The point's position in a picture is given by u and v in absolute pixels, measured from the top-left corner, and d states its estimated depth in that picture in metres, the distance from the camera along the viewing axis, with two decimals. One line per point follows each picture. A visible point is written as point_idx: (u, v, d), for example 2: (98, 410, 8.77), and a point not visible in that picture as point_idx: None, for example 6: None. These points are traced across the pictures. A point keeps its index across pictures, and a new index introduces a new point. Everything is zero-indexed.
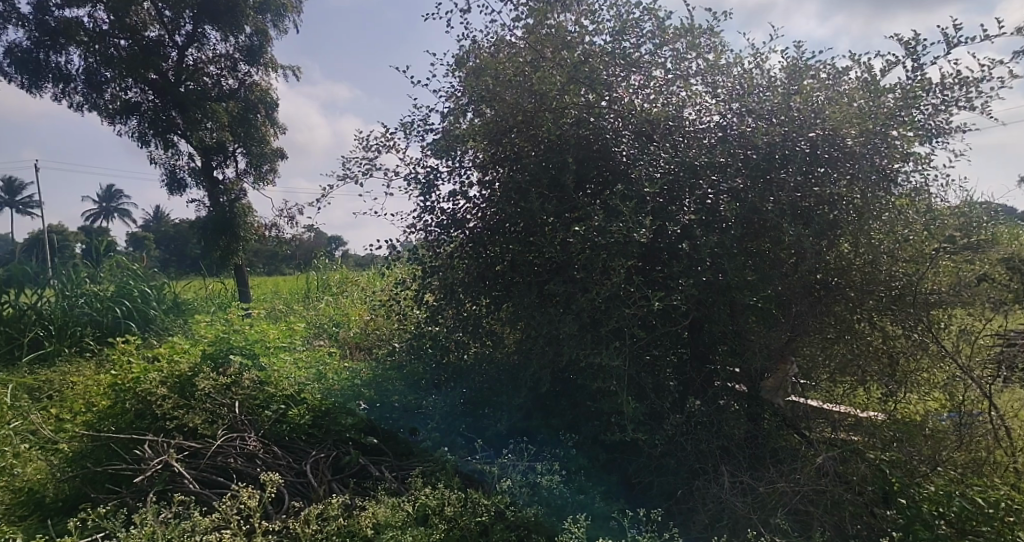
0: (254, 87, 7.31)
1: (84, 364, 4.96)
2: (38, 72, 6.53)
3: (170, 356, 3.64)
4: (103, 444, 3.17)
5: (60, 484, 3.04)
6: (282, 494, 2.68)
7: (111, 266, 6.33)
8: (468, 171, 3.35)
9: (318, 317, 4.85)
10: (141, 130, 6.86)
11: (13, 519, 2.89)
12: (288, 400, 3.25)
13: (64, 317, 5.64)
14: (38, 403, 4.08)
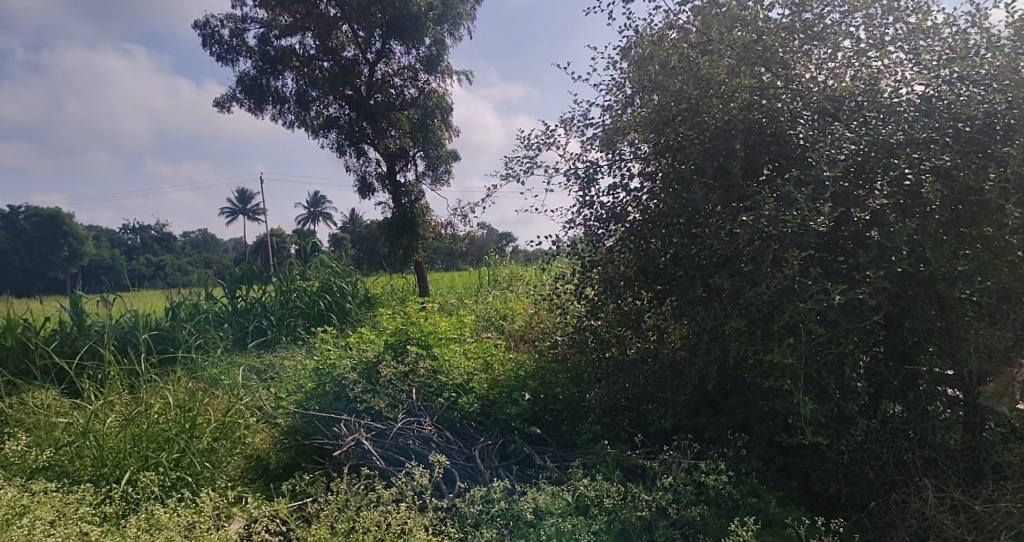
0: (433, 94, 7.83)
1: (296, 350, 5.71)
2: (261, 96, 7.54)
3: (360, 345, 4.08)
4: (309, 420, 3.60)
5: (280, 453, 3.57)
6: (453, 475, 2.92)
7: (317, 265, 7.36)
8: (628, 163, 3.27)
9: (486, 311, 5.09)
10: (339, 141, 7.66)
11: (247, 481, 3.42)
12: (459, 388, 3.51)
13: (283, 310, 6.54)
14: (264, 382, 4.80)
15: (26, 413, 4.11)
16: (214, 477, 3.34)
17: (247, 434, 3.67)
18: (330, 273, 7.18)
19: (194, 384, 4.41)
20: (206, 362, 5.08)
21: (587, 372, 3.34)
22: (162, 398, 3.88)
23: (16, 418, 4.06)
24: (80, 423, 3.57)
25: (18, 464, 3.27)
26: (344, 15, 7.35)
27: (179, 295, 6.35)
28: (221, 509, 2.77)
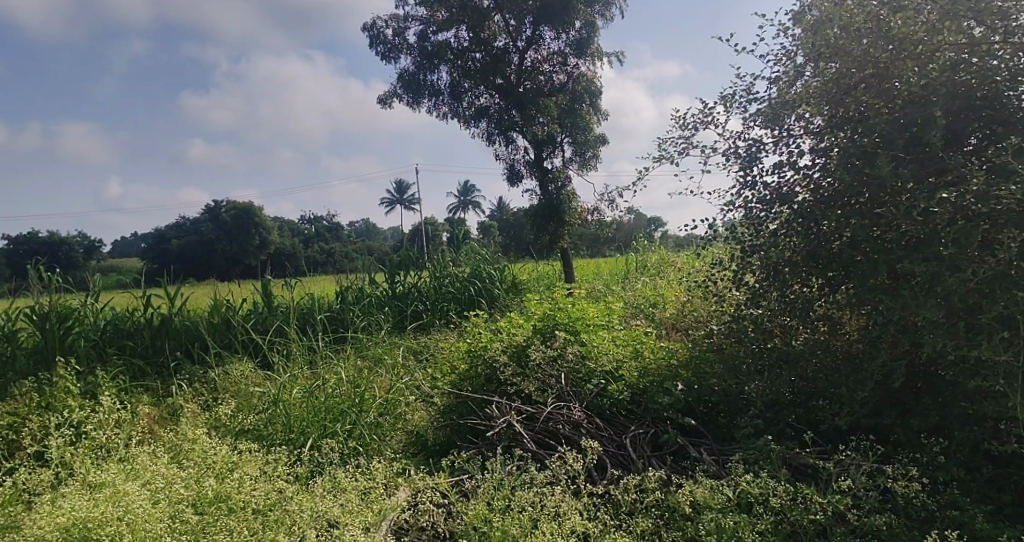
0: (581, 78, 7.79)
1: (450, 333, 5.96)
2: (418, 90, 7.91)
3: (510, 329, 4.17)
4: (463, 401, 3.82)
5: (437, 430, 3.74)
6: (604, 462, 2.88)
7: (468, 252, 7.62)
8: (797, 139, 3.03)
9: (635, 297, 4.99)
10: (489, 130, 7.86)
11: (409, 454, 3.62)
12: (608, 375, 3.48)
13: (436, 294, 6.86)
14: (422, 363, 5.07)
15: (227, 382, 4.69)
16: (381, 448, 3.60)
17: (408, 411, 3.90)
18: (481, 259, 7.41)
19: (362, 363, 4.78)
20: (371, 341, 5.47)
21: (746, 364, 3.14)
22: (337, 374, 4.25)
23: (220, 386, 4.64)
24: (272, 392, 4.00)
25: (225, 424, 3.73)
26: (496, 6, 7.49)
27: (347, 281, 6.87)
28: (389, 480, 2.95)
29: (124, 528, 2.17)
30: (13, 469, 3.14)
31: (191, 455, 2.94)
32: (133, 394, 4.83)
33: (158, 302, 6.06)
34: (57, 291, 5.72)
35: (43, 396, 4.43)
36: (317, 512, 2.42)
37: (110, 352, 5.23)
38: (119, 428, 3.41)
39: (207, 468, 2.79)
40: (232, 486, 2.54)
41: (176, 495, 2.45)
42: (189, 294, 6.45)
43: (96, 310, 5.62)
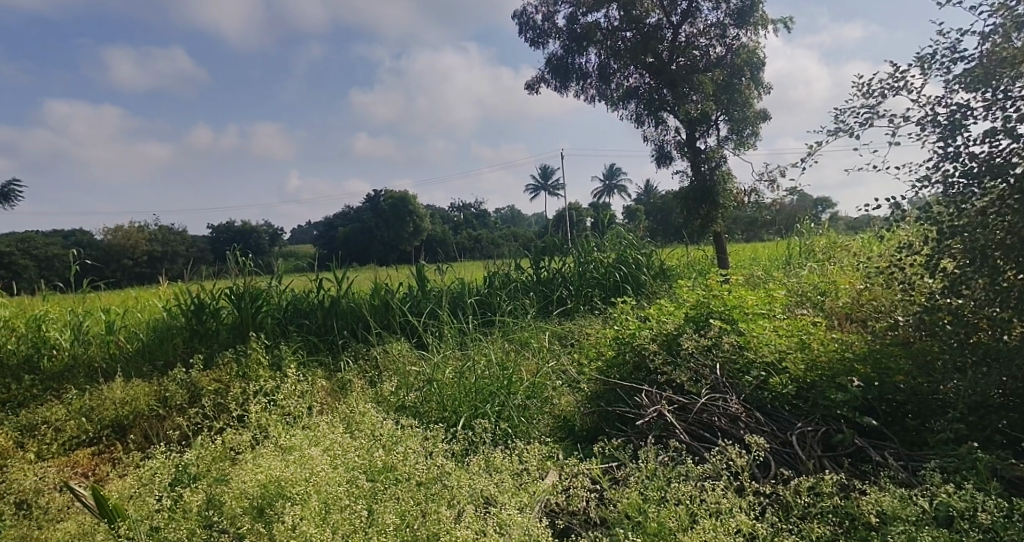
0: (741, 50, 7.36)
1: (595, 319, 5.91)
2: (566, 74, 7.89)
3: (659, 317, 4.03)
4: (611, 388, 3.76)
5: (585, 416, 3.70)
6: (768, 461, 2.70)
7: (613, 237, 7.50)
8: (1016, 103, 2.63)
9: (800, 284, 4.63)
10: (638, 111, 7.68)
11: (556, 439, 3.64)
12: (769, 367, 3.24)
13: (581, 280, 6.83)
14: (568, 348, 5.08)
15: (387, 361, 4.99)
16: (529, 430, 3.65)
17: (555, 395, 3.93)
18: (628, 245, 7.28)
19: (511, 347, 4.89)
20: (518, 325, 5.57)
21: (942, 360, 2.79)
22: (487, 357, 4.38)
23: (382, 364, 4.96)
24: (427, 371, 4.20)
25: (388, 400, 3.97)
26: None
27: (494, 266, 7.04)
28: (540, 462, 2.96)
29: (310, 488, 2.37)
30: (222, 428, 3.58)
31: (362, 426, 3.15)
32: (309, 368, 5.31)
33: (329, 285, 6.62)
34: (249, 275, 6.43)
35: (240, 366, 5.02)
36: (475, 488, 2.50)
37: (291, 329, 5.79)
38: (304, 397, 3.77)
39: (375, 440, 2.98)
40: (396, 458, 2.70)
41: (352, 463, 2.64)
42: (355, 278, 6.98)
43: (280, 292, 6.24)
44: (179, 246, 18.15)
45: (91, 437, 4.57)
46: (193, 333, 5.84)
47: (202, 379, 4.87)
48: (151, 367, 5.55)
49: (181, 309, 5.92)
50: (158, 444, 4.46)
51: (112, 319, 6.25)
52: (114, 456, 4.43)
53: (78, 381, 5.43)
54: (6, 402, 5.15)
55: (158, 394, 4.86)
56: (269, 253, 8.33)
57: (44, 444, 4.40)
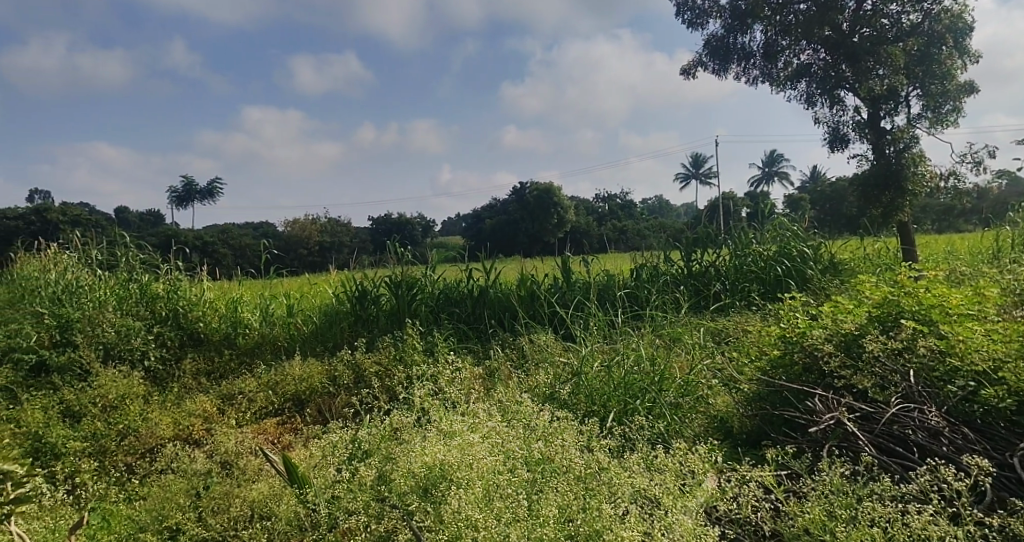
0: (943, 15, 6.52)
1: (753, 316, 5.53)
2: (726, 56, 7.49)
3: (835, 315, 3.63)
4: (776, 390, 3.45)
5: (744, 418, 3.45)
6: (983, 486, 2.38)
7: (775, 228, 6.98)
8: None
9: (1016, 282, 3.98)
10: (809, 90, 7.14)
11: (714, 440, 3.42)
12: (980, 376, 2.81)
13: (737, 273, 6.42)
14: (725, 345, 4.79)
15: (532, 351, 5.00)
16: (682, 430, 3.48)
17: (711, 395, 3.70)
18: (791, 236, 6.75)
19: (662, 342, 4.71)
20: (669, 319, 5.34)
21: None
22: (637, 351, 4.25)
23: (529, 353, 4.99)
24: (575, 364, 4.15)
25: (539, 389, 3.97)
26: None
27: (643, 259, 6.84)
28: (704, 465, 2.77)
29: (474, 473, 2.39)
30: (390, 409, 3.78)
31: (517, 416, 3.14)
32: (461, 355, 5.46)
33: (479, 275, 6.79)
34: (406, 264, 6.77)
35: (398, 350, 5.31)
36: (632, 482, 2.37)
37: (443, 317, 6.01)
38: (460, 383, 3.89)
39: (530, 432, 2.91)
40: (553, 449, 2.63)
41: (512, 451, 2.63)
42: (503, 269, 7.10)
43: (433, 281, 6.51)
44: (344, 237, 19.62)
45: (276, 408, 5.05)
46: (357, 319, 6.26)
47: (366, 361, 5.21)
48: (323, 348, 6.02)
49: (347, 296, 6.38)
50: (333, 419, 4.82)
51: (292, 303, 6.88)
52: (297, 426, 4.84)
53: (265, 357, 6.03)
54: (210, 373, 5.84)
55: (331, 374, 5.26)
56: (423, 245, 8.72)
57: (241, 412, 4.92)
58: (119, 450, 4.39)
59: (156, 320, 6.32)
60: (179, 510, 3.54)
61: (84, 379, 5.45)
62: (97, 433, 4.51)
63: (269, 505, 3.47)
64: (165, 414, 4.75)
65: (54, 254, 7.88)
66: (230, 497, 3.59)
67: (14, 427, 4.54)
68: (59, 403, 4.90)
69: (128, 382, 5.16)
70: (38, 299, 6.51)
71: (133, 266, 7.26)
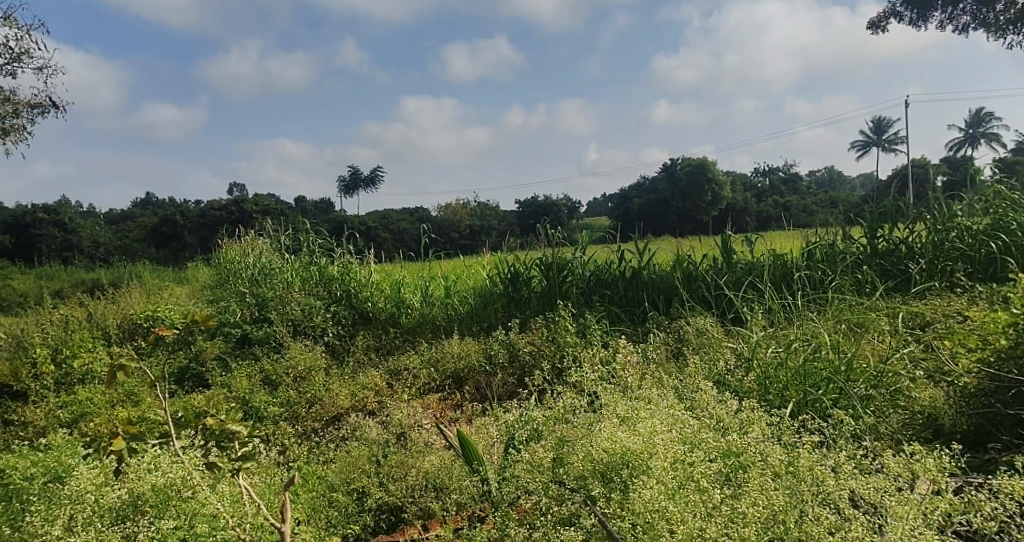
0: None
1: (956, 299, 4.82)
2: None
3: None
4: (1005, 386, 2.98)
5: (959, 416, 3.03)
6: None
7: (985, 198, 6.02)
8: None
9: None
10: None
11: (921, 440, 3.01)
12: None
13: (936, 251, 5.64)
14: (924, 331, 4.21)
15: (688, 333, 4.71)
16: (879, 425, 3.07)
17: (914, 388, 3.26)
18: (1008, 206, 5.77)
19: (844, 324, 4.22)
20: (849, 300, 4.80)
21: None
22: (818, 336, 3.85)
23: (684, 335, 4.74)
24: (745, 348, 3.84)
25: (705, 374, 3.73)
26: None
27: (818, 237, 6.24)
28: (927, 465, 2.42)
29: (663, 455, 2.26)
30: (554, 391, 3.76)
31: (698, 402, 2.91)
32: (617, 338, 5.32)
33: (632, 256, 6.58)
34: (558, 246, 6.74)
35: (552, 331, 5.31)
36: (845, 483, 2.12)
37: (595, 299, 5.91)
38: (621, 368, 3.77)
39: (715, 424, 2.66)
40: (747, 441, 2.38)
41: (699, 437, 2.44)
42: (657, 250, 6.84)
43: (584, 262, 6.43)
44: (493, 219, 20.11)
45: (438, 385, 5.25)
46: (511, 300, 6.40)
47: (519, 340, 5.32)
48: (479, 327, 6.16)
49: (500, 277, 6.54)
50: (493, 399, 4.91)
51: (451, 284, 7.11)
52: (458, 403, 4.99)
53: (426, 336, 6.28)
54: (379, 348, 6.19)
55: (487, 354, 5.41)
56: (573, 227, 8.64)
57: (407, 387, 5.16)
58: (308, 416, 4.80)
59: (332, 299, 6.86)
60: (362, 476, 3.78)
61: (278, 351, 6.03)
62: (291, 400, 4.97)
63: (440, 476, 3.62)
64: (344, 386, 5.12)
65: (251, 240, 8.84)
66: (406, 466, 3.77)
67: (226, 391, 5.14)
68: (259, 373, 5.47)
69: (313, 355, 5.63)
70: (239, 280, 7.32)
71: (313, 250, 7.91)
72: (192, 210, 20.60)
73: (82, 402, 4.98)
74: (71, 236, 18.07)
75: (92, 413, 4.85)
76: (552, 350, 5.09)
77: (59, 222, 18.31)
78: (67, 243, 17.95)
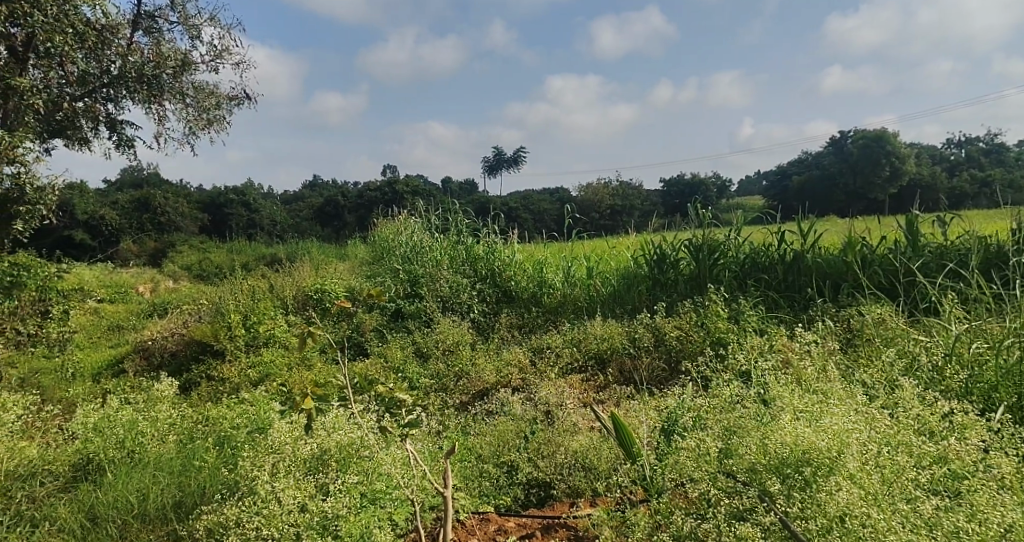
0: None
1: None
2: None
3: None
4: None
5: None
6: None
7: None
8: None
9: None
10: None
11: None
12: None
13: None
14: None
15: (865, 322, 4.28)
16: None
17: None
18: None
19: None
20: None
21: None
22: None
23: (853, 324, 4.34)
24: (935, 344, 3.42)
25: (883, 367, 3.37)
26: None
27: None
28: None
29: (856, 454, 2.10)
30: (707, 379, 3.61)
31: (900, 399, 2.59)
32: (773, 325, 5.00)
33: (794, 239, 6.12)
34: (708, 227, 6.43)
35: (700, 317, 5.14)
36: None
37: (750, 284, 5.59)
38: (785, 360, 3.51)
39: (917, 425, 2.39)
40: (965, 448, 2.19)
41: (904, 442, 2.22)
42: (824, 231, 6.27)
43: (738, 244, 6.08)
44: (636, 198, 19.66)
45: (580, 365, 5.23)
46: (655, 283, 6.25)
47: (666, 325, 5.18)
48: (622, 309, 6.07)
49: (646, 259, 6.42)
50: (638, 383, 4.82)
51: (594, 264, 7.04)
52: (603, 385, 4.95)
53: (568, 315, 6.28)
54: (522, 326, 6.27)
55: (631, 336, 5.32)
56: (721, 208, 8.19)
57: (550, 366, 5.19)
58: (457, 389, 4.99)
59: (478, 278, 7.07)
60: (512, 450, 3.88)
61: (428, 326, 6.34)
62: (440, 372, 5.23)
63: (589, 456, 3.63)
64: (489, 362, 5.27)
65: (404, 220, 9.32)
66: (554, 444, 3.81)
67: (383, 361, 5.50)
68: (412, 345, 5.79)
69: (460, 330, 5.86)
70: (394, 257, 7.75)
71: (461, 229, 8.18)
72: (353, 192, 22.13)
73: (266, 364, 5.57)
74: (254, 215, 20.21)
75: (275, 373, 5.42)
76: (701, 337, 4.91)
77: (245, 203, 20.59)
78: (251, 222, 20.09)
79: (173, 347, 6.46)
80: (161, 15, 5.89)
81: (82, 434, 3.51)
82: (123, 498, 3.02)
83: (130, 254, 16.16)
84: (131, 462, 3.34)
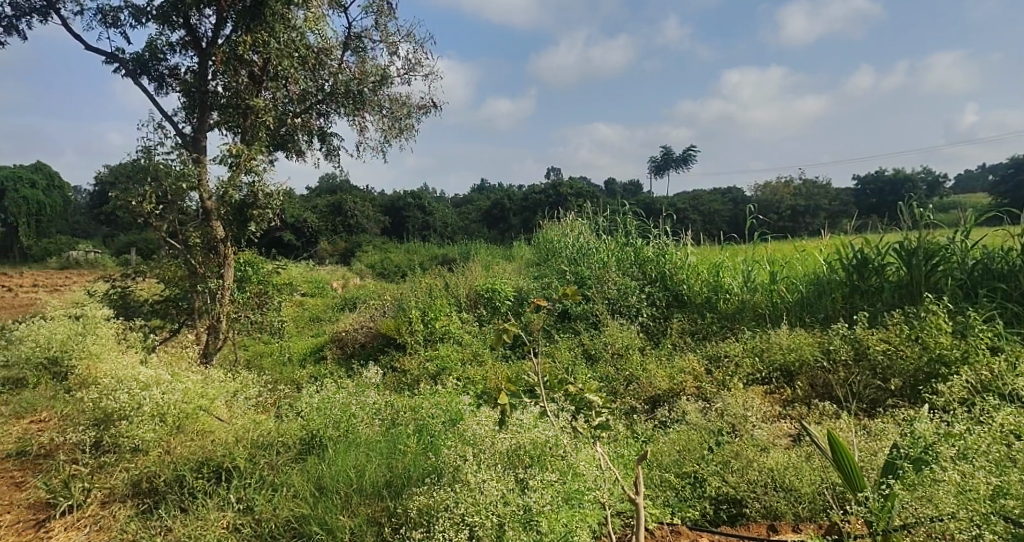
0: None
1: None
2: None
3: None
4: None
5: None
6: None
7: None
8: None
9: None
10: None
11: None
12: None
13: None
14: None
15: None
16: None
17: None
18: None
19: None
20: None
21: None
22: None
23: None
24: None
25: None
26: None
27: None
28: None
29: None
30: (940, 402, 3.16)
31: None
32: (1014, 344, 4.29)
33: None
34: (923, 226, 5.65)
35: (915, 329, 4.54)
36: None
37: (981, 293, 4.85)
38: None
39: None
40: None
41: None
42: None
43: (965, 248, 5.29)
44: (822, 197, 18.03)
45: (763, 376, 4.84)
46: (853, 289, 5.64)
47: (868, 337, 4.64)
48: (813, 319, 5.56)
49: (842, 263, 5.80)
50: (840, 400, 4.37)
51: (777, 266, 6.48)
52: (790, 399, 4.54)
53: (748, 323, 5.88)
54: (694, 332, 5.97)
55: (823, 347, 4.84)
56: (934, 205, 7.20)
57: (729, 375, 4.87)
58: (627, 393, 4.86)
59: (647, 281, 6.87)
60: (694, 462, 3.64)
61: (596, 328, 6.28)
62: (610, 376, 5.13)
63: (788, 476, 3.33)
64: (661, 369, 5.06)
65: (571, 221, 9.32)
66: (745, 459, 3.54)
67: (552, 360, 5.53)
68: (580, 347, 5.76)
69: (629, 334, 5.72)
70: (561, 258, 7.77)
71: (629, 228, 7.96)
72: (518, 194, 22.67)
73: (442, 359, 5.82)
74: (429, 218, 21.45)
75: (450, 367, 5.66)
76: (917, 353, 4.35)
77: (421, 206, 21.93)
78: (426, 224, 21.35)
79: (362, 337, 6.97)
80: (366, 35, 6.38)
81: (307, 413, 3.86)
82: (345, 472, 3.27)
83: (326, 253, 17.87)
84: (345, 441, 3.60)
